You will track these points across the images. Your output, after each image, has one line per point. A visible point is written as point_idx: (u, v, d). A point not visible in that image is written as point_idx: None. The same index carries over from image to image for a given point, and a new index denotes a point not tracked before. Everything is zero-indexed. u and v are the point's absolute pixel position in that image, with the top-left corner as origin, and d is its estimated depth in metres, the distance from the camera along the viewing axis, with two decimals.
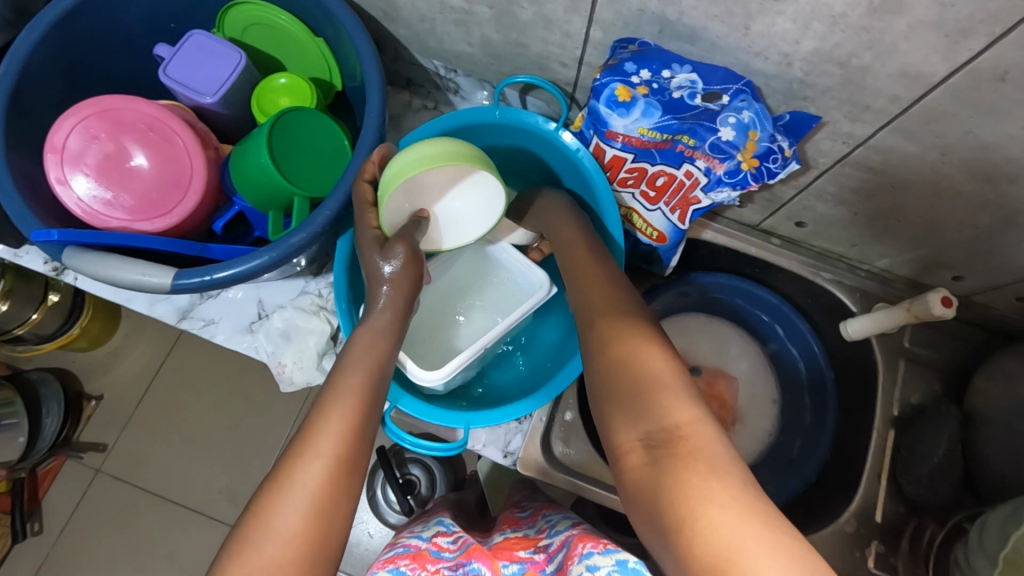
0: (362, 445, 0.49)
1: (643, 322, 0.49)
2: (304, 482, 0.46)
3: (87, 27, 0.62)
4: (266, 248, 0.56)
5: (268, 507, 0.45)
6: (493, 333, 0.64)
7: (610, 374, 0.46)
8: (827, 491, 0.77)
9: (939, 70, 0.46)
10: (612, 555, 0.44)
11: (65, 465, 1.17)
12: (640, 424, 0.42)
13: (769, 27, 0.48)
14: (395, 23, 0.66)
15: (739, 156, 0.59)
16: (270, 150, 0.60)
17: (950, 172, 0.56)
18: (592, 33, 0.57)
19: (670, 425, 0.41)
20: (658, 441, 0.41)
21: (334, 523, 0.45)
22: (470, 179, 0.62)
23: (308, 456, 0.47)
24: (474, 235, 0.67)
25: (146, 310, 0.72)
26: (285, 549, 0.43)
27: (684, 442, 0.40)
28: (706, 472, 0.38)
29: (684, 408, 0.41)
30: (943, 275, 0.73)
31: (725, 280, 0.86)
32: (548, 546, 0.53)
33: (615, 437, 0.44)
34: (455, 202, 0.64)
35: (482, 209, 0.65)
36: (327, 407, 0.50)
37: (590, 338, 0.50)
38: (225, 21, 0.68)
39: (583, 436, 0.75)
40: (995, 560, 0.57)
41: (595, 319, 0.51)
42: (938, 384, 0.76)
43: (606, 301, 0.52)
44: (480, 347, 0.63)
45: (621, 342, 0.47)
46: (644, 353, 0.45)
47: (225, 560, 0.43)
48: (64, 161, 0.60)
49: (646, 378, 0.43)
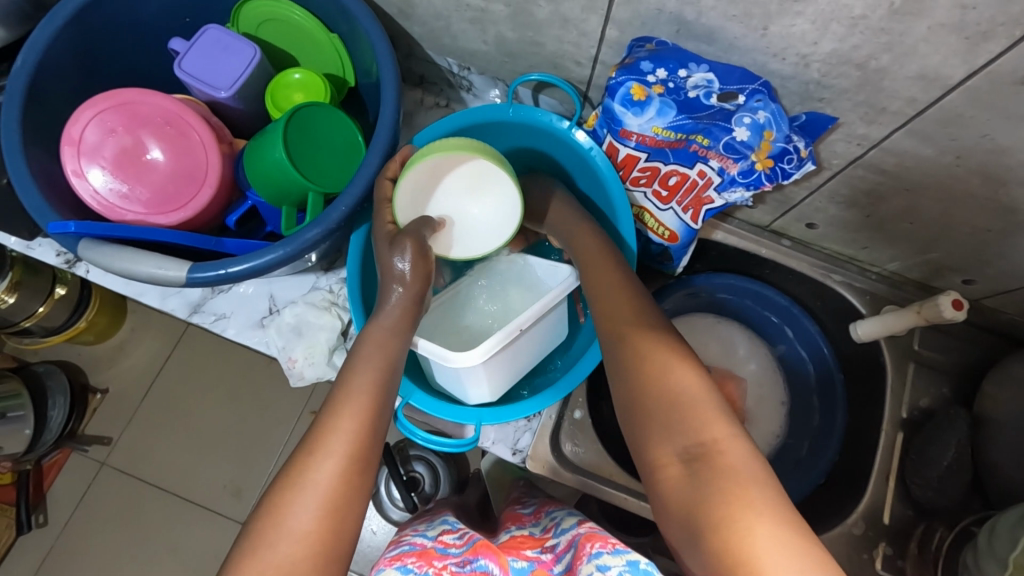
0: (375, 445, 0.49)
1: (669, 334, 0.52)
2: (317, 480, 0.46)
3: (103, 21, 0.62)
4: (280, 242, 0.56)
5: (281, 505, 0.45)
6: (528, 315, 0.61)
7: (645, 391, 0.48)
8: (834, 495, 0.77)
9: (957, 73, 0.46)
10: (621, 555, 0.44)
11: (71, 457, 1.18)
12: (677, 438, 0.45)
13: (787, 28, 0.48)
14: (410, 20, 0.67)
15: (754, 156, 0.59)
16: (285, 144, 0.60)
17: (965, 176, 0.56)
18: (608, 32, 0.57)
19: (707, 440, 0.44)
20: (695, 455, 0.44)
21: (345, 521, 0.45)
22: (486, 180, 0.65)
23: (320, 455, 0.47)
24: (485, 241, 0.66)
25: (158, 304, 0.72)
26: (298, 546, 0.43)
27: (722, 456, 0.43)
28: (747, 485, 0.41)
29: (719, 424, 0.45)
30: (952, 278, 0.73)
31: (733, 281, 0.86)
32: (556, 545, 0.53)
33: (650, 449, 0.47)
34: (472, 208, 0.65)
35: (499, 216, 0.66)
36: (337, 406, 0.50)
37: (618, 350, 0.52)
38: (240, 16, 0.68)
39: (591, 434, 0.74)
40: (1004, 563, 0.57)
41: (622, 332, 0.53)
42: (948, 388, 0.75)
43: (632, 311, 0.54)
44: (513, 331, 0.60)
45: (652, 356, 0.50)
46: (679, 373, 0.48)
47: (237, 559, 0.44)
48: (80, 154, 0.60)
49: (678, 398, 0.47)
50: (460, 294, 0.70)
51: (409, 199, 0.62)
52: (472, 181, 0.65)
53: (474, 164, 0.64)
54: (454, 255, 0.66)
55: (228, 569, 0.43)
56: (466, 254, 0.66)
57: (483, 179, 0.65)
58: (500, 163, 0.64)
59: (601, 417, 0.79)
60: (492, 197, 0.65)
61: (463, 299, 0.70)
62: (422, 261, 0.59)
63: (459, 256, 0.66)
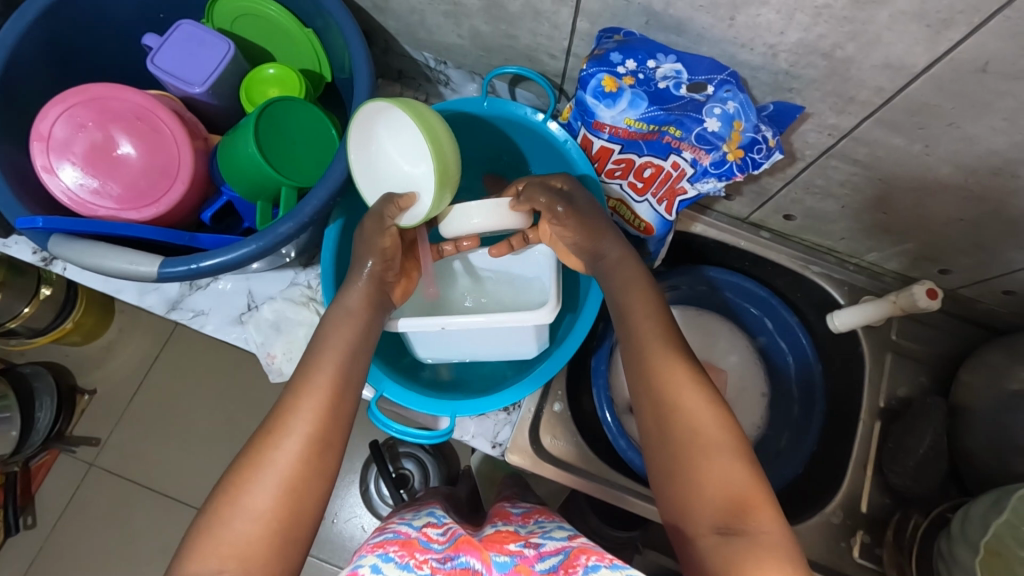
0: (338, 424, 0.49)
1: (706, 381, 0.51)
2: (277, 460, 0.46)
3: (74, 16, 0.62)
4: (254, 236, 0.55)
5: (240, 483, 0.45)
6: (456, 317, 0.59)
7: (685, 447, 0.48)
8: (815, 485, 0.78)
9: (920, 61, 0.47)
10: (618, 569, 0.44)
11: (59, 459, 1.17)
12: (717, 508, 0.45)
13: (754, 18, 0.49)
14: (384, 14, 0.67)
15: (725, 147, 0.59)
16: (257, 139, 0.60)
17: (937, 165, 0.56)
18: (579, 24, 0.57)
19: (747, 515, 0.44)
20: (734, 530, 0.44)
21: (306, 500, 0.46)
22: (405, 129, 0.59)
23: (280, 436, 0.47)
24: (427, 202, 0.60)
25: (136, 300, 0.72)
26: (255, 525, 0.44)
27: (763, 532, 0.43)
28: (782, 566, 0.41)
29: (761, 501, 0.45)
30: (930, 268, 0.74)
31: (729, 277, 0.84)
32: (540, 545, 0.52)
33: (687, 513, 0.46)
34: (423, 163, 0.60)
35: (433, 158, 0.57)
36: (298, 387, 0.50)
37: (649, 388, 0.51)
38: (213, 12, 0.68)
39: (571, 427, 0.74)
40: (975, 548, 0.57)
41: (659, 376, 0.51)
42: (926, 377, 0.76)
43: (666, 351, 0.52)
44: (438, 326, 0.60)
45: (694, 416, 0.49)
46: (722, 441, 0.47)
47: (194, 535, 0.44)
48: (50, 149, 0.60)
49: (715, 464, 0.46)
50: (452, 257, 0.71)
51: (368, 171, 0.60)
52: (395, 135, 0.60)
53: (373, 121, 0.59)
54: (409, 220, 0.61)
55: (185, 545, 0.44)
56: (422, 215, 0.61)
57: (404, 123, 0.59)
58: (417, 116, 0.57)
59: (582, 411, 0.80)
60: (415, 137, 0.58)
61: (460, 264, 0.72)
62: (384, 234, 0.58)
63: (432, 210, 0.60)
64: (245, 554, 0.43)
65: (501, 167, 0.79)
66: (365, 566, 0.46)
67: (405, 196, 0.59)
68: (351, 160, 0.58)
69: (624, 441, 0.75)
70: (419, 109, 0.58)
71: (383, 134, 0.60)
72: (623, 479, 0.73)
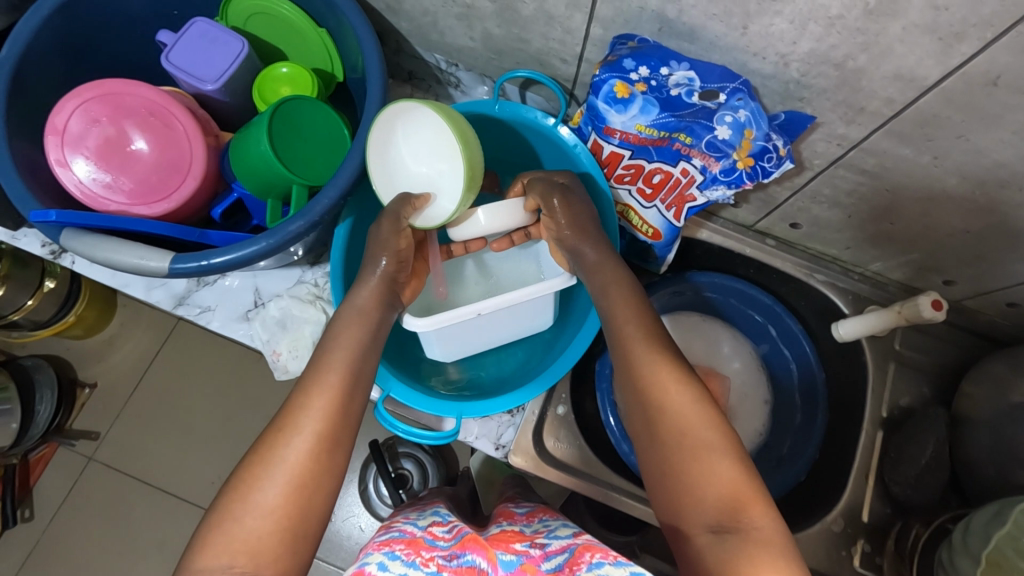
0: (346, 423, 0.50)
1: (695, 383, 0.51)
2: (286, 457, 0.46)
3: (89, 12, 0.63)
4: (264, 234, 0.55)
5: (249, 480, 0.45)
6: (489, 302, 0.60)
7: (678, 447, 0.48)
8: (816, 493, 0.78)
9: (932, 74, 0.47)
10: (624, 567, 0.43)
11: (57, 451, 1.17)
12: (711, 507, 0.45)
13: (767, 27, 0.49)
14: (397, 15, 0.67)
15: (735, 155, 0.59)
16: (270, 137, 0.61)
17: (944, 177, 0.57)
18: (592, 29, 0.58)
19: (740, 513, 0.44)
20: (727, 528, 0.44)
21: (315, 498, 0.46)
22: (425, 128, 0.60)
23: (288, 432, 0.47)
24: (450, 203, 0.60)
25: (142, 295, 0.72)
26: (266, 521, 0.44)
27: (756, 529, 0.43)
28: (777, 561, 0.41)
29: (753, 498, 0.45)
30: (933, 279, 0.74)
31: (722, 282, 0.85)
32: (546, 545, 0.51)
33: (680, 513, 0.46)
34: (442, 164, 0.60)
35: (462, 162, 0.58)
36: (308, 386, 0.50)
37: (641, 390, 0.51)
38: (228, 10, 0.68)
39: (573, 429, 0.74)
40: (978, 560, 0.58)
41: (646, 381, 0.51)
42: (927, 387, 0.77)
43: (651, 355, 0.52)
44: (472, 314, 0.60)
45: (685, 418, 0.49)
46: (712, 441, 0.47)
47: (204, 532, 0.44)
48: (64, 143, 0.61)
49: (705, 463, 0.46)
50: (463, 256, 0.72)
51: (385, 170, 0.61)
52: (413, 134, 0.61)
53: (394, 120, 0.60)
54: (426, 220, 0.62)
55: (195, 543, 0.44)
56: (439, 215, 0.61)
57: (426, 121, 0.60)
58: (445, 115, 0.58)
59: (586, 415, 0.80)
60: (441, 137, 0.59)
61: (463, 264, 0.73)
62: (399, 236, 0.58)
63: (455, 212, 0.60)
64: (256, 549, 0.43)
65: (508, 168, 0.79)
66: (371, 563, 0.46)
67: (422, 197, 0.60)
68: (369, 160, 0.59)
69: (626, 445, 0.76)
70: (449, 110, 0.59)
71: (402, 133, 0.61)
72: (624, 483, 0.73)
